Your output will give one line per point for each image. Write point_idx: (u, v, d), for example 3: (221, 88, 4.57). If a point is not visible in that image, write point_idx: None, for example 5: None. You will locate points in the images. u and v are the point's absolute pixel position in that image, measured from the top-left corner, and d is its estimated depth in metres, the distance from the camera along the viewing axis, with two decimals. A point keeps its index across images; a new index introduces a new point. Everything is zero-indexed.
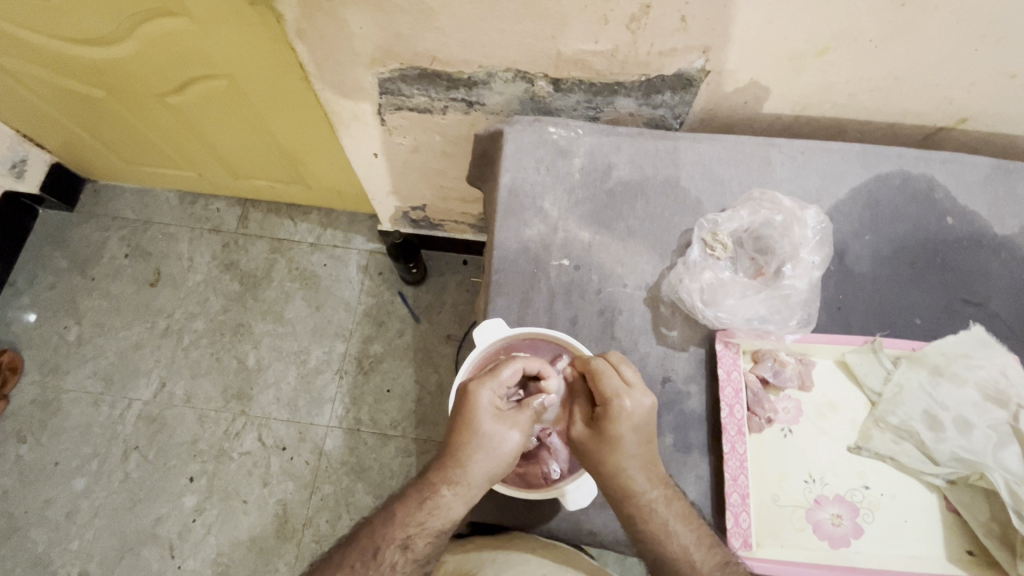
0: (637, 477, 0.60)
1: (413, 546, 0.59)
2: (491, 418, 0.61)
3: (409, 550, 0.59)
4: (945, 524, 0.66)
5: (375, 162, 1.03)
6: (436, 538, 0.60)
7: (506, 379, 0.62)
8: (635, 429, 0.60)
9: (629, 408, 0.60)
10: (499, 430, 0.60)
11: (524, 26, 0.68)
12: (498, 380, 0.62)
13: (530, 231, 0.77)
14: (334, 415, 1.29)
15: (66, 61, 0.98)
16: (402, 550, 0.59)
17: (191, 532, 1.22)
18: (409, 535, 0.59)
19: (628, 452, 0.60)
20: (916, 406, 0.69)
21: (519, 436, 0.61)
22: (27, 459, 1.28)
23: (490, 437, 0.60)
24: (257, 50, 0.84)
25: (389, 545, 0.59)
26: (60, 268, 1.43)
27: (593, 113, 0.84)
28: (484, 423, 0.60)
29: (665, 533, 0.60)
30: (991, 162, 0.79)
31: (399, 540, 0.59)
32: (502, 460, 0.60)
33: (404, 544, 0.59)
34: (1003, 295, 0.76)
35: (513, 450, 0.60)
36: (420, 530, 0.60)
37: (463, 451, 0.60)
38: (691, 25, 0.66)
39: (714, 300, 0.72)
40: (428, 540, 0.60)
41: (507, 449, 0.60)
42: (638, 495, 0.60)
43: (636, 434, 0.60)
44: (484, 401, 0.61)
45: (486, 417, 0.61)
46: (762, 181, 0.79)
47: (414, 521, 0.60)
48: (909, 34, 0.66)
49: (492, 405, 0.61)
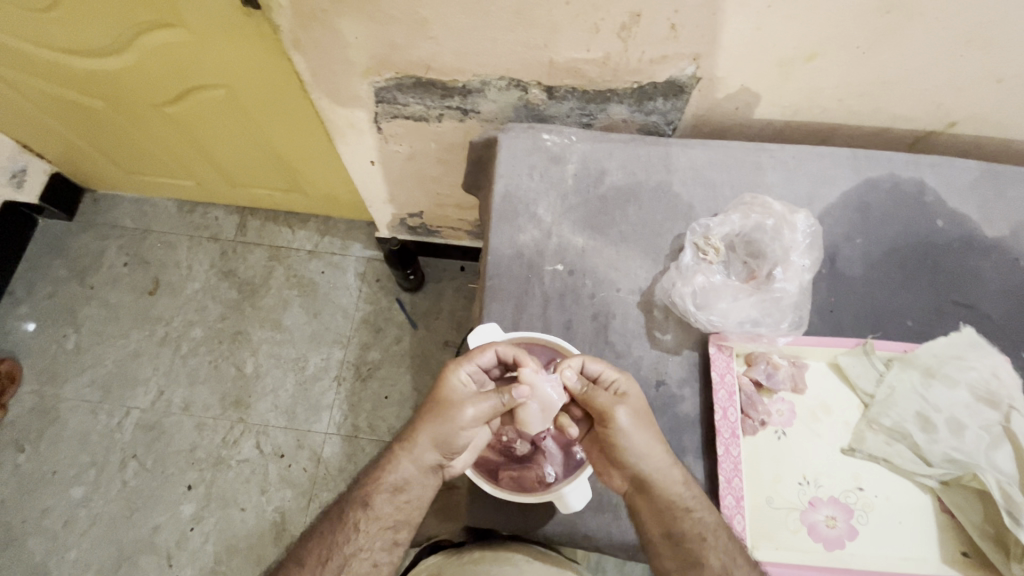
0: (654, 454, 0.62)
1: (371, 504, 0.63)
2: (454, 391, 0.63)
3: (368, 508, 0.63)
4: (939, 525, 0.67)
5: (372, 170, 1.04)
6: (393, 498, 0.63)
7: (481, 361, 0.64)
8: (640, 407, 0.63)
9: (625, 384, 0.63)
10: (456, 402, 0.62)
11: (516, 35, 0.69)
12: (474, 361, 0.64)
13: (525, 237, 0.77)
14: (332, 422, 1.29)
15: (64, 71, 0.99)
16: (362, 508, 0.63)
17: (189, 540, 1.22)
18: (369, 493, 0.63)
19: (640, 429, 0.61)
20: (908, 408, 0.70)
21: (474, 411, 0.61)
22: (25, 468, 1.28)
23: (444, 405, 0.62)
24: (253, 60, 0.85)
25: (351, 504, 0.63)
26: (59, 277, 1.44)
27: (586, 120, 0.85)
28: (442, 392, 0.63)
29: (683, 510, 0.61)
30: (980, 165, 0.80)
31: (360, 498, 0.63)
32: (454, 428, 0.61)
33: (364, 502, 0.63)
34: (994, 296, 0.77)
35: (465, 421, 0.61)
36: (377, 488, 0.63)
37: (423, 416, 0.64)
38: (680, 33, 0.67)
39: (706, 304, 0.73)
40: (385, 498, 0.63)
41: (460, 416, 0.61)
42: (657, 474, 0.61)
43: (642, 411, 0.63)
44: (453, 376, 0.63)
45: (446, 389, 0.63)
46: (754, 185, 0.79)
47: (374, 480, 0.64)
48: (895, 40, 0.67)
49: (463, 380, 0.63)
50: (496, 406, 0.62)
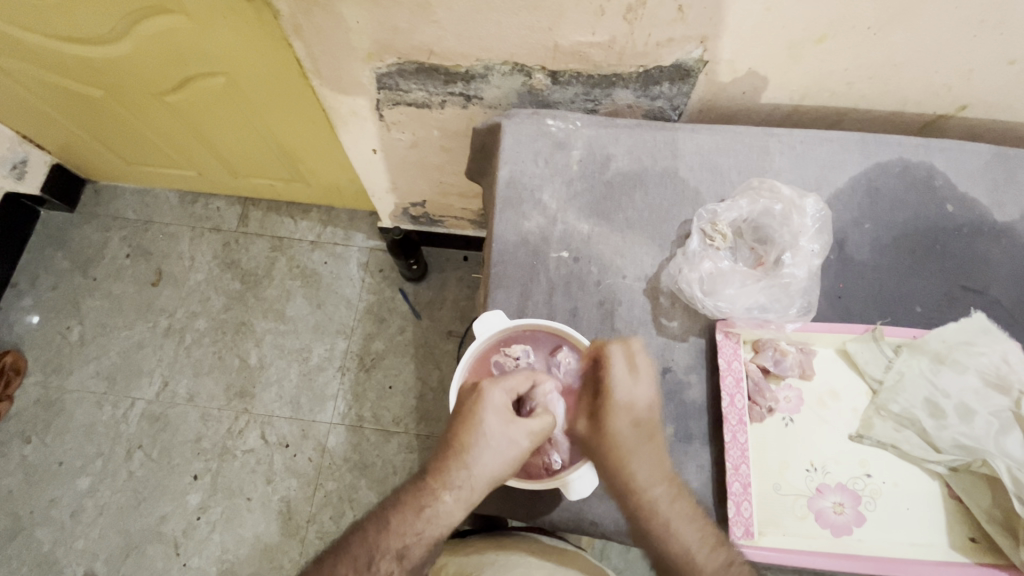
0: (640, 471, 0.61)
1: (409, 555, 0.57)
2: (498, 419, 0.59)
3: (405, 559, 0.57)
4: (948, 511, 0.66)
5: (374, 158, 1.03)
6: (433, 546, 0.58)
7: (516, 384, 0.62)
8: (620, 428, 0.61)
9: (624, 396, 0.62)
10: (508, 437, 0.59)
11: (521, 19, 0.68)
12: (508, 382, 0.61)
13: (530, 223, 0.77)
14: (336, 412, 1.29)
15: (63, 59, 0.98)
16: (397, 559, 0.57)
17: (196, 529, 1.23)
18: (405, 545, 0.58)
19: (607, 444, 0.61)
20: (917, 394, 0.69)
21: (529, 441, 0.59)
22: (32, 459, 1.29)
23: (496, 442, 0.59)
24: (255, 47, 0.84)
25: (384, 555, 0.57)
26: (62, 268, 1.44)
27: (591, 106, 0.84)
28: (491, 426, 0.59)
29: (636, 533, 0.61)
30: (991, 148, 0.79)
31: (395, 549, 0.57)
32: (505, 465, 0.58)
33: (400, 554, 0.57)
34: (1005, 281, 0.76)
35: (519, 456, 0.59)
36: (417, 540, 0.58)
37: (464, 456, 0.59)
38: (687, 15, 0.66)
39: (713, 290, 0.72)
40: (426, 548, 0.58)
41: (515, 449, 0.59)
42: (639, 490, 0.60)
43: (620, 432, 0.61)
44: (495, 401, 0.60)
45: (495, 422, 0.59)
46: (761, 171, 0.78)
47: (408, 530, 0.58)
48: (906, 20, 0.66)
49: (502, 404, 0.60)
50: (544, 433, 0.60)
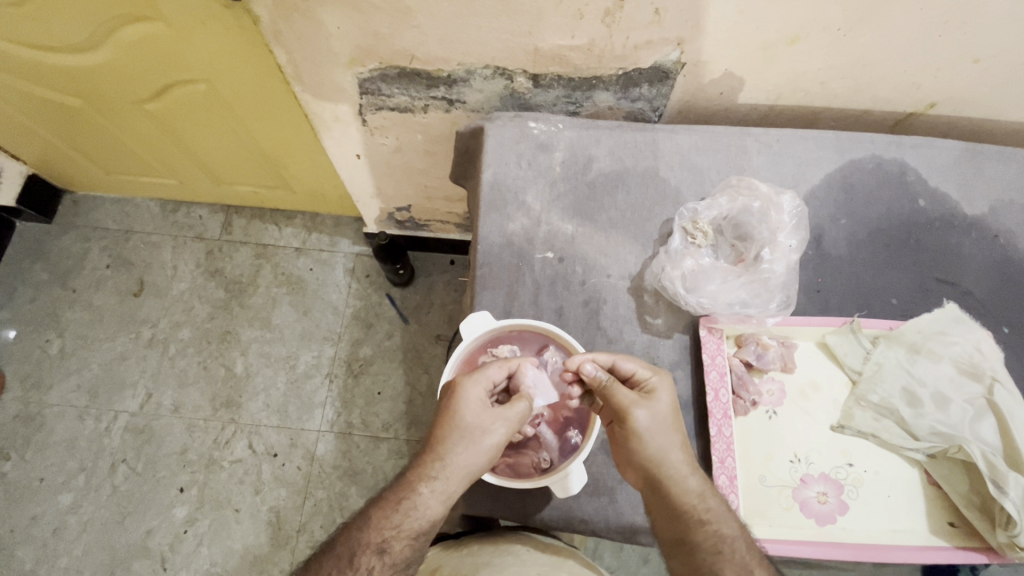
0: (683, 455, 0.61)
1: (389, 550, 0.57)
2: (474, 409, 0.60)
3: (386, 554, 0.56)
4: (927, 496, 0.68)
5: (359, 164, 1.03)
6: (413, 540, 0.57)
7: (494, 375, 0.63)
8: (665, 412, 0.62)
9: (656, 383, 0.63)
10: (484, 425, 0.60)
11: (501, 23, 0.69)
12: (485, 375, 0.62)
13: (514, 225, 0.77)
14: (324, 420, 1.29)
15: (39, 68, 0.97)
16: (378, 554, 0.56)
17: (183, 543, 1.21)
18: (385, 538, 0.57)
19: (660, 430, 0.61)
20: (895, 383, 0.71)
21: (504, 428, 0.60)
22: (12, 476, 1.26)
23: (473, 430, 0.60)
24: (236, 54, 0.84)
25: (365, 550, 0.57)
26: (41, 281, 1.41)
27: (573, 108, 0.85)
28: (467, 414, 0.60)
29: (699, 521, 0.58)
30: (960, 145, 0.81)
31: (375, 544, 0.57)
32: (480, 454, 0.59)
33: (380, 548, 0.57)
34: (976, 272, 0.78)
35: (496, 444, 0.60)
36: (396, 533, 0.57)
37: (441, 448, 0.60)
38: (664, 17, 0.68)
39: (696, 287, 0.74)
40: (407, 542, 0.57)
41: (490, 438, 0.60)
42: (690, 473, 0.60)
43: (666, 417, 0.62)
44: (472, 391, 0.61)
45: (471, 409, 0.60)
46: (740, 169, 0.80)
47: (386, 523, 0.57)
48: (874, 21, 0.68)
49: (479, 396, 0.61)
50: (520, 420, 0.61)
